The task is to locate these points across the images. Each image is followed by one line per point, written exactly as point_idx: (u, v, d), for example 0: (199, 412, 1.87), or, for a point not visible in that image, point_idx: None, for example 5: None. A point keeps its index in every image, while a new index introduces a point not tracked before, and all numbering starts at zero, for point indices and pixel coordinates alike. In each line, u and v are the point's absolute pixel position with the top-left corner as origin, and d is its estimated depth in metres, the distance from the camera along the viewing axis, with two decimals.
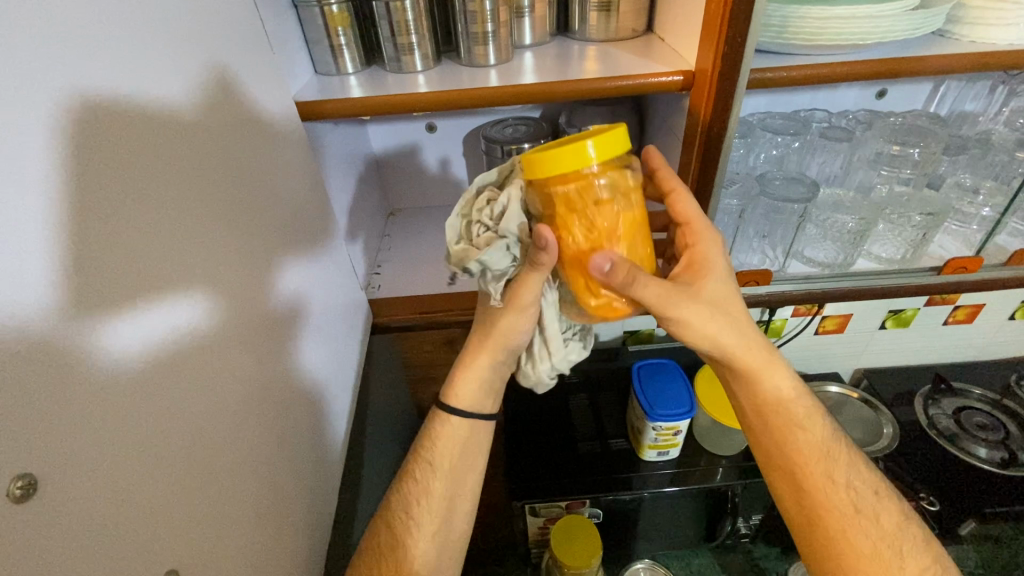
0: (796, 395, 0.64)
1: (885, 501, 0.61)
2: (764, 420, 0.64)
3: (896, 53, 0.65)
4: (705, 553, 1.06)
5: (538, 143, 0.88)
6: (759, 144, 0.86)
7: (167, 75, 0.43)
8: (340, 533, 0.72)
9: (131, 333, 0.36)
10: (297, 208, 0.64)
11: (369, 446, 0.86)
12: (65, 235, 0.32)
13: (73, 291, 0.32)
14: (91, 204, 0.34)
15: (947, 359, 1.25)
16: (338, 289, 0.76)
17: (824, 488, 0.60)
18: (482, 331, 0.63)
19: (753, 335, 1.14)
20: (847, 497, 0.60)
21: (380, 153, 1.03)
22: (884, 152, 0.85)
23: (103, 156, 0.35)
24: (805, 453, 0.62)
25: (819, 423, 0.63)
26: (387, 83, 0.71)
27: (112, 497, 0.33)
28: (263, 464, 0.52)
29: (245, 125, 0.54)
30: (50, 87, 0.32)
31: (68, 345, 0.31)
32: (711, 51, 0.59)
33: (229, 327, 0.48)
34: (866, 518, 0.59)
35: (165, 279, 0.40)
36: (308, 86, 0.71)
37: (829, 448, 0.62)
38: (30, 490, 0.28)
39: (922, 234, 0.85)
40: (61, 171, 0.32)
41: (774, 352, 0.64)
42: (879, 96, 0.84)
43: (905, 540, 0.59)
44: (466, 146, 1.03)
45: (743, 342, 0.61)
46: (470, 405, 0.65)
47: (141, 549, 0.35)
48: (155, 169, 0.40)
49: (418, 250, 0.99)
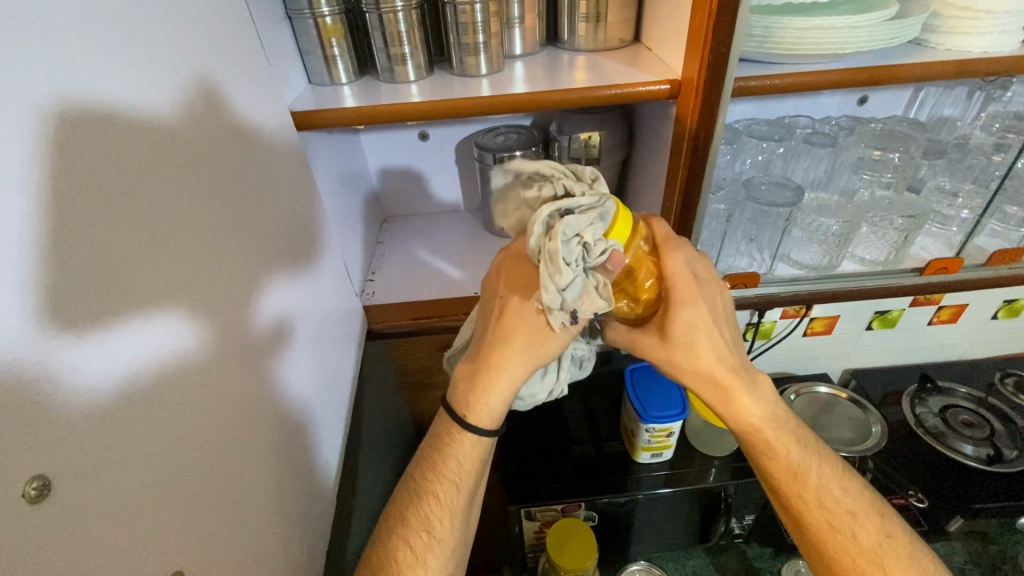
0: (771, 423, 0.63)
1: (864, 520, 0.61)
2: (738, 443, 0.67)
3: (873, 62, 0.67)
4: (700, 554, 1.07)
5: (529, 151, 0.90)
6: (745, 150, 0.88)
7: (155, 92, 0.44)
8: (336, 539, 0.72)
9: (111, 350, 0.37)
10: (284, 218, 0.65)
11: (365, 452, 0.86)
12: (46, 250, 0.32)
13: (54, 304, 0.33)
14: (69, 220, 0.34)
15: (932, 358, 1.27)
16: (326, 298, 0.75)
17: (798, 507, 0.62)
18: (520, 350, 0.57)
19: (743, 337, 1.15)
20: (821, 515, 0.61)
21: (373, 160, 1.03)
22: (866, 157, 0.87)
23: (86, 173, 0.36)
24: (777, 478, 0.63)
25: (787, 444, 0.63)
26: (380, 92, 0.72)
27: (91, 505, 0.34)
28: (252, 471, 0.52)
29: (231, 136, 0.55)
30: (38, 108, 0.33)
31: (44, 357, 0.32)
32: (696, 61, 0.61)
33: (212, 340, 0.48)
34: (843, 535, 0.60)
35: (145, 297, 0.40)
36: (302, 96, 0.72)
37: (801, 468, 0.62)
38: (47, 490, 0.31)
39: (904, 236, 0.88)
40: (46, 190, 0.33)
41: (741, 381, 0.63)
42: (860, 102, 0.87)
43: (888, 555, 0.58)
44: (458, 153, 1.04)
45: (707, 372, 0.62)
46: (499, 421, 0.61)
47: (123, 555, 0.36)
48: (139, 187, 0.41)
49: (412, 256, 1.00)
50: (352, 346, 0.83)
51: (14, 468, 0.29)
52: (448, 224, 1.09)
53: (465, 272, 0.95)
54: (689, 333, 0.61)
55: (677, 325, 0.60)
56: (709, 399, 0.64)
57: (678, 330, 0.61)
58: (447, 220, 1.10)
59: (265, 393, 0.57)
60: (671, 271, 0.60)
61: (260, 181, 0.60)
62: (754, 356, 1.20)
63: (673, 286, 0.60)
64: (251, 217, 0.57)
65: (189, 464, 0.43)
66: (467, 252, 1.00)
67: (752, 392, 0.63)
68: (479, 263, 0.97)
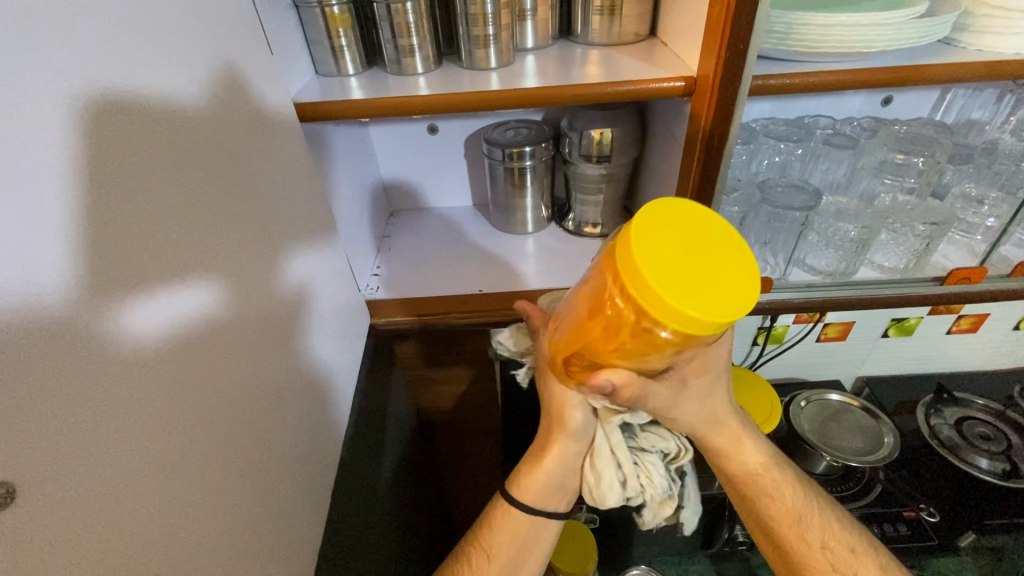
0: (768, 468, 0.62)
1: (863, 558, 0.60)
2: (734, 490, 0.64)
3: (898, 62, 0.64)
4: (702, 560, 1.06)
5: (539, 146, 0.89)
6: (761, 150, 0.85)
7: (184, 71, 0.43)
8: (347, 535, 0.71)
9: (150, 316, 0.37)
10: (302, 209, 0.64)
11: (376, 446, 0.86)
12: (83, 217, 0.32)
13: (92, 271, 0.32)
14: (102, 188, 0.34)
15: (948, 368, 1.24)
16: (338, 290, 0.74)
17: (800, 550, 0.60)
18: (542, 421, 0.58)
19: (755, 341, 1.13)
20: (824, 557, 0.59)
21: (381, 152, 1.02)
22: (889, 160, 0.83)
23: (122, 144, 0.36)
24: (780, 522, 0.61)
25: (789, 488, 0.62)
26: (387, 84, 0.70)
27: (133, 493, 0.34)
28: (271, 468, 0.52)
29: (253, 123, 0.54)
30: (79, 79, 0.33)
31: (86, 325, 0.32)
32: (713, 57, 0.58)
33: (236, 321, 0.47)
34: None
35: (179, 268, 0.40)
36: (309, 86, 0.71)
37: (802, 510, 0.61)
38: (10, 499, 0.26)
39: (925, 243, 0.85)
40: (86, 157, 0.32)
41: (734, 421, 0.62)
42: (884, 103, 0.83)
43: None
44: (467, 146, 1.03)
45: (715, 420, 0.60)
46: (539, 498, 0.56)
47: (160, 549, 0.36)
48: (170, 159, 0.40)
49: (420, 250, 0.99)
50: (361, 340, 0.82)
51: (61, 458, 0.29)
52: (456, 219, 1.07)
53: (471, 268, 0.93)
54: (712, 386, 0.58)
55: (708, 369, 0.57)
56: (714, 445, 0.62)
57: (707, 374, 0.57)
58: (455, 214, 1.09)
59: (285, 385, 0.56)
60: None
61: (281, 175, 0.59)
62: (764, 361, 1.17)
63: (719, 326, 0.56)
64: (271, 205, 0.56)
65: (217, 453, 0.43)
66: (474, 247, 0.98)
67: (752, 437, 0.63)
68: (487, 259, 0.95)
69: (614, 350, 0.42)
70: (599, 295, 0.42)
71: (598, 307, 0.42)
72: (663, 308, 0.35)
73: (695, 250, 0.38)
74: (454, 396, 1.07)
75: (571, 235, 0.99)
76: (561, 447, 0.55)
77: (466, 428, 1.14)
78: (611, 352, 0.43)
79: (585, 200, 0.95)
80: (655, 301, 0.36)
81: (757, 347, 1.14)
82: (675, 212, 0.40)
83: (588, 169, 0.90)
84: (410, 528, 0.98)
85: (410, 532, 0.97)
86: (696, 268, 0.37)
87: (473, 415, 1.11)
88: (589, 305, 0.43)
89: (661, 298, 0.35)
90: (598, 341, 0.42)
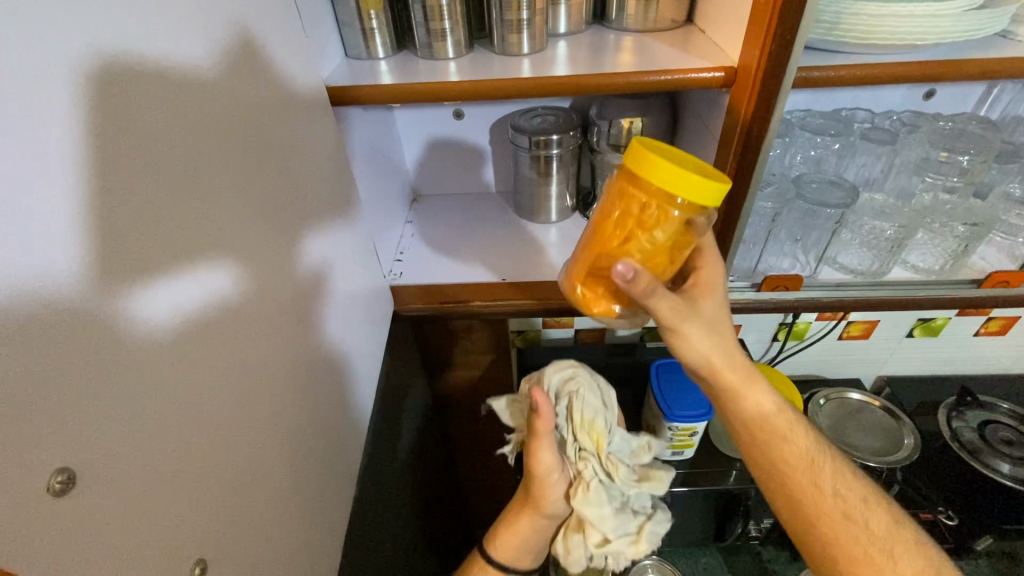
0: (777, 410, 0.62)
1: (876, 508, 0.57)
2: (746, 435, 0.63)
3: (947, 55, 0.61)
4: (713, 553, 1.06)
5: (567, 135, 0.87)
6: (796, 145, 0.83)
7: (205, 46, 0.42)
8: (366, 517, 0.73)
9: (158, 301, 0.35)
10: (327, 193, 0.64)
11: (395, 430, 0.87)
12: (90, 201, 0.31)
13: (101, 255, 0.31)
14: (111, 169, 0.32)
15: (973, 371, 1.22)
16: (361, 274, 0.74)
17: (811, 494, 0.58)
18: (520, 497, 0.69)
19: (775, 337, 1.11)
20: (835, 502, 0.57)
21: (406, 136, 1.02)
22: (931, 158, 0.80)
23: (130, 119, 0.34)
24: (789, 463, 0.60)
25: (801, 434, 0.62)
26: (417, 69, 0.69)
27: (150, 481, 0.34)
28: (293, 452, 0.53)
29: (281, 107, 0.54)
30: (82, 48, 0.31)
31: (95, 310, 0.31)
32: (757, 47, 0.57)
33: (255, 305, 0.46)
34: (857, 523, 0.55)
35: (191, 249, 0.38)
36: (339, 69, 0.70)
37: (813, 454, 0.60)
38: (71, 485, 0.29)
39: (964, 245, 0.84)
40: (91, 136, 0.31)
41: (744, 359, 0.64)
42: (926, 97, 0.80)
43: (899, 543, 0.54)
44: (491, 132, 1.01)
45: (726, 351, 0.62)
46: (512, 560, 0.69)
47: (176, 534, 0.36)
48: (184, 135, 0.38)
49: (442, 236, 0.99)
50: (385, 326, 0.82)
51: (74, 452, 0.29)
52: (478, 206, 1.06)
53: (493, 256, 0.93)
54: (717, 310, 0.62)
55: (711, 299, 0.62)
56: (726, 381, 0.63)
57: (711, 305, 0.62)
58: (477, 200, 1.08)
59: (306, 371, 0.56)
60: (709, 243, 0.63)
61: (308, 159, 0.59)
62: (784, 357, 1.16)
63: (707, 261, 0.63)
64: (297, 191, 0.56)
65: (238, 439, 0.43)
66: (496, 235, 0.98)
67: (763, 381, 0.64)
68: (509, 247, 0.94)
69: (631, 245, 0.51)
70: (612, 203, 0.52)
71: (614, 209, 0.52)
72: (666, 177, 0.46)
73: (681, 157, 0.50)
74: (471, 383, 1.08)
75: None
76: (534, 522, 0.68)
77: (482, 414, 1.15)
78: (625, 251, 0.51)
79: None
80: (660, 170, 0.46)
81: (778, 343, 1.12)
82: (662, 144, 0.52)
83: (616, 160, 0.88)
84: (425, 510, 1.00)
85: (424, 515, 0.99)
86: (683, 161, 0.49)
87: (489, 402, 1.12)
88: (605, 216, 0.53)
89: (671, 177, 0.46)
90: (616, 240, 0.52)
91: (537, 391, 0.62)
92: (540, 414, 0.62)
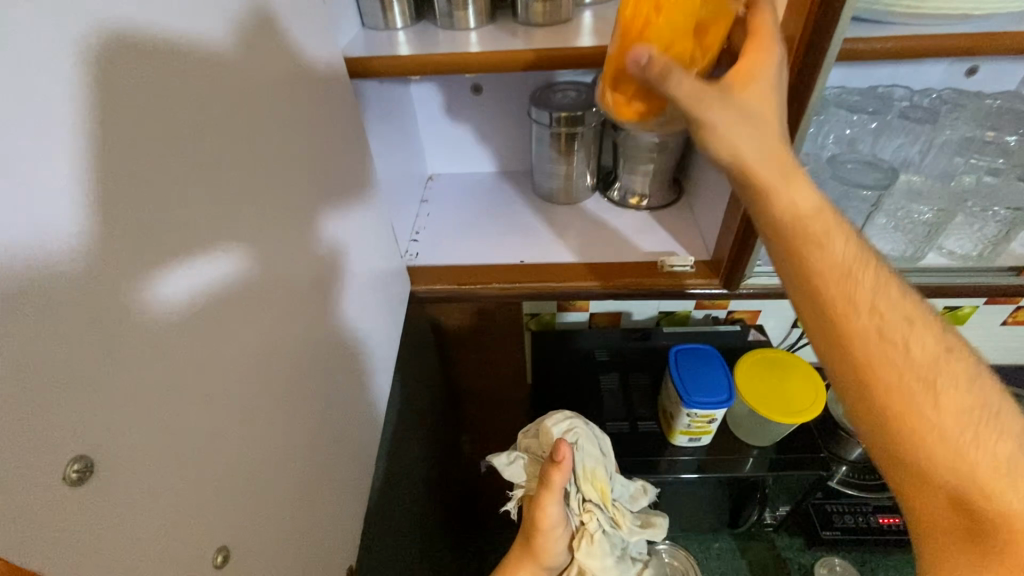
0: (818, 214, 0.48)
1: (925, 332, 0.45)
2: (774, 240, 0.49)
3: (999, 28, 0.57)
4: (725, 538, 1.06)
5: (589, 111, 0.84)
6: (831, 124, 0.79)
7: (219, 14, 0.40)
8: (380, 496, 0.73)
9: (172, 282, 0.34)
10: (344, 169, 0.62)
11: (407, 411, 0.86)
12: (101, 178, 0.29)
13: (113, 234, 0.30)
14: (124, 144, 0.31)
15: (998, 361, 1.19)
16: (377, 253, 0.73)
17: (845, 305, 0.46)
18: (518, 551, 0.62)
19: (795, 323, 1.09)
20: (873, 323, 0.45)
21: (422, 112, 0.99)
22: (977, 138, 0.77)
23: (142, 92, 0.32)
24: (822, 268, 0.47)
25: (842, 241, 0.48)
26: (436, 40, 0.67)
27: (164, 465, 0.33)
28: (309, 433, 0.52)
29: (298, 79, 0.52)
30: (92, 16, 0.29)
31: (110, 291, 0.30)
32: (800, 18, 0.53)
33: (269, 284, 0.45)
34: (897, 352, 0.44)
35: (207, 228, 0.37)
36: (355, 40, 0.68)
37: (853, 265, 0.47)
38: (88, 474, 0.28)
39: (1004, 230, 0.80)
40: (102, 108, 0.29)
41: (791, 162, 0.50)
42: (969, 73, 0.75)
43: (943, 371, 0.43)
44: (510, 108, 0.98)
45: (766, 150, 0.47)
46: None
47: (190, 519, 0.35)
48: (199, 109, 0.37)
49: (457, 215, 0.97)
50: (402, 306, 0.81)
51: (88, 437, 0.28)
52: (494, 185, 1.04)
53: (509, 237, 0.91)
54: (766, 105, 0.47)
55: (759, 89, 0.47)
56: (765, 185, 0.48)
57: (759, 96, 0.47)
58: (493, 179, 1.06)
59: (322, 351, 0.55)
60: (761, 23, 0.49)
61: (325, 134, 0.57)
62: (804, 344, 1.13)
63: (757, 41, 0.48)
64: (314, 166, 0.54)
65: (253, 421, 0.42)
66: (512, 215, 0.96)
67: (806, 178, 0.50)
68: (526, 228, 0.92)
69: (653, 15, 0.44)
70: None
71: None
72: None
73: None
74: (485, 364, 1.07)
75: (615, 206, 0.95)
76: None
77: (495, 396, 1.14)
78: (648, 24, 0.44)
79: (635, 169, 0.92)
80: None
81: (798, 330, 1.10)
82: None
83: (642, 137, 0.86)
84: (438, 490, 1.00)
85: (436, 495, 0.99)
86: None
87: (503, 384, 1.11)
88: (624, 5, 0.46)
89: None
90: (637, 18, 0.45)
91: (561, 441, 0.55)
92: (561, 467, 0.55)
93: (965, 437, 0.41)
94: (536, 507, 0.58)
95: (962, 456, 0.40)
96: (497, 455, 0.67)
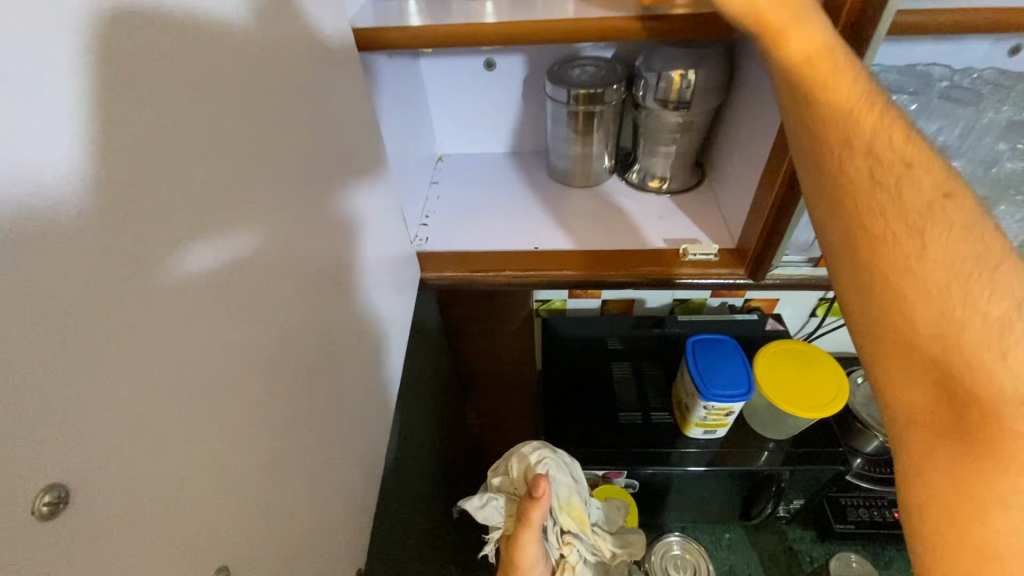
0: (825, 54, 0.45)
1: (926, 175, 0.40)
2: (780, 86, 0.47)
3: None
4: (737, 529, 1.05)
5: (610, 89, 0.80)
6: None
7: None
8: (390, 487, 0.71)
9: (198, 268, 0.31)
10: (359, 148, 0.58)
11: (416, 400, 0.84)
12: (119, 149, 0.26)
13: (135, 214, 0.27)
14: (143, 112, 0.27)
15: None
16: (390, 237, 0.69)
17: (840, 150, 0.43)
18: None
19: (813, 313, 1.06)
20: (867, 165, 0.41)
21: (432, 88, 0.95)
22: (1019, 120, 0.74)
23: (161, 54, 0.29)
24: (822, 109, 0.44)
25: (849, 79, 0.44)
26: (450, 10, 0.63)
27: (195, 466, 0.30)
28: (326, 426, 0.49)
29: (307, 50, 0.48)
30: None
31: (133, 278, 0.26)
32: None
33: (292, 270, 0.42)
34: (889, 196, 0.40)
35: (232, 207, 0.34)
36: (365, 9, 0.64)
37: (857, 104, 0.43)
38: (64, 505, 0.23)
39: None
40: (117, 69, 0.26)
41: (802, 3, 0.47)
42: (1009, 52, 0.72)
43: (937, 218, 0.39)
44: (523, 85, 0.94)
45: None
46: None
47: (219, 524, 0.33)
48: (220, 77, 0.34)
49: (468, 198, 0.93)
50: (413, 292, 0.78)
51: (109, 442, 0.25)
52: (506, 166, 1.00)
53: (523, 221, 0.88)
54: None
55: None
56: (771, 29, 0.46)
57: None
58: (504, 160, 1.02)
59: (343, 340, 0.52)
60: None
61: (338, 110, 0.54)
62: (821, 334, 1.10)
63: None
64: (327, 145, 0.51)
65: (276, 416, 0.40)
66: (525, 198, 0.92)
67: (818, 23, 0.46)
68: (541, 212, 0.89)
69: None
70: None
71: None
72: None
73: None
74: (494, 351, 1.05)
75: (634, 189, 0.92)
76: None
77: (504, 384, 1.12)
78: None
79: (656, 152, 0.88)
80: None
81: (815, 319, 1.07)
82: None
83: (665, 116, 0.82)
84: (447, 479, 0.98)
85: (445, 484, 0.97)
86: None
87: (513, 371, 1.09)
88: None
89: None
90: None
91: (539, 477, 0.54)
92: (539, 504, 0.55)
93: (948, 286, 0.37)
94: (514, 546, 0.58)
95: (946, 314, 0.36)
96: (467, 498, 0.64)
